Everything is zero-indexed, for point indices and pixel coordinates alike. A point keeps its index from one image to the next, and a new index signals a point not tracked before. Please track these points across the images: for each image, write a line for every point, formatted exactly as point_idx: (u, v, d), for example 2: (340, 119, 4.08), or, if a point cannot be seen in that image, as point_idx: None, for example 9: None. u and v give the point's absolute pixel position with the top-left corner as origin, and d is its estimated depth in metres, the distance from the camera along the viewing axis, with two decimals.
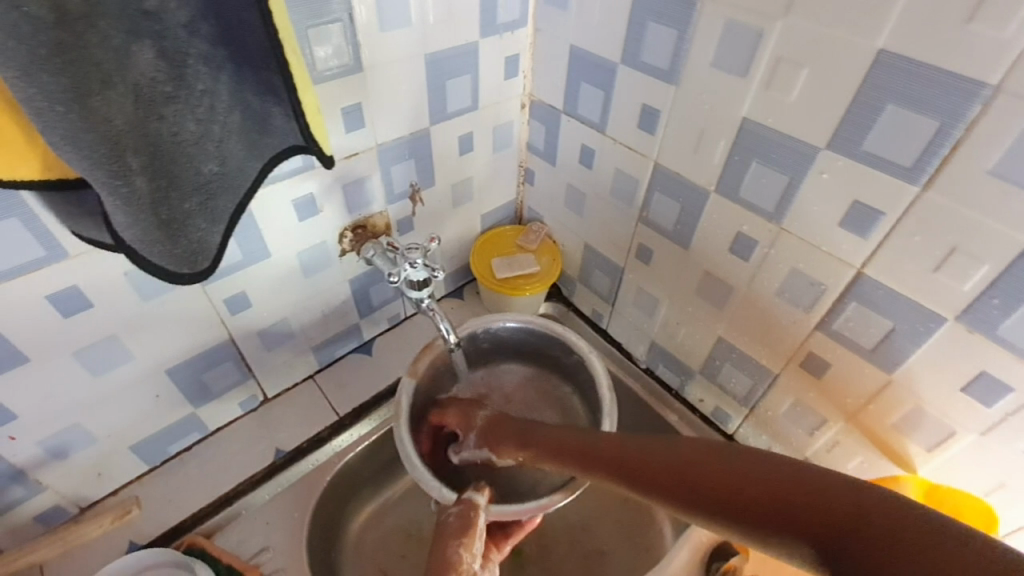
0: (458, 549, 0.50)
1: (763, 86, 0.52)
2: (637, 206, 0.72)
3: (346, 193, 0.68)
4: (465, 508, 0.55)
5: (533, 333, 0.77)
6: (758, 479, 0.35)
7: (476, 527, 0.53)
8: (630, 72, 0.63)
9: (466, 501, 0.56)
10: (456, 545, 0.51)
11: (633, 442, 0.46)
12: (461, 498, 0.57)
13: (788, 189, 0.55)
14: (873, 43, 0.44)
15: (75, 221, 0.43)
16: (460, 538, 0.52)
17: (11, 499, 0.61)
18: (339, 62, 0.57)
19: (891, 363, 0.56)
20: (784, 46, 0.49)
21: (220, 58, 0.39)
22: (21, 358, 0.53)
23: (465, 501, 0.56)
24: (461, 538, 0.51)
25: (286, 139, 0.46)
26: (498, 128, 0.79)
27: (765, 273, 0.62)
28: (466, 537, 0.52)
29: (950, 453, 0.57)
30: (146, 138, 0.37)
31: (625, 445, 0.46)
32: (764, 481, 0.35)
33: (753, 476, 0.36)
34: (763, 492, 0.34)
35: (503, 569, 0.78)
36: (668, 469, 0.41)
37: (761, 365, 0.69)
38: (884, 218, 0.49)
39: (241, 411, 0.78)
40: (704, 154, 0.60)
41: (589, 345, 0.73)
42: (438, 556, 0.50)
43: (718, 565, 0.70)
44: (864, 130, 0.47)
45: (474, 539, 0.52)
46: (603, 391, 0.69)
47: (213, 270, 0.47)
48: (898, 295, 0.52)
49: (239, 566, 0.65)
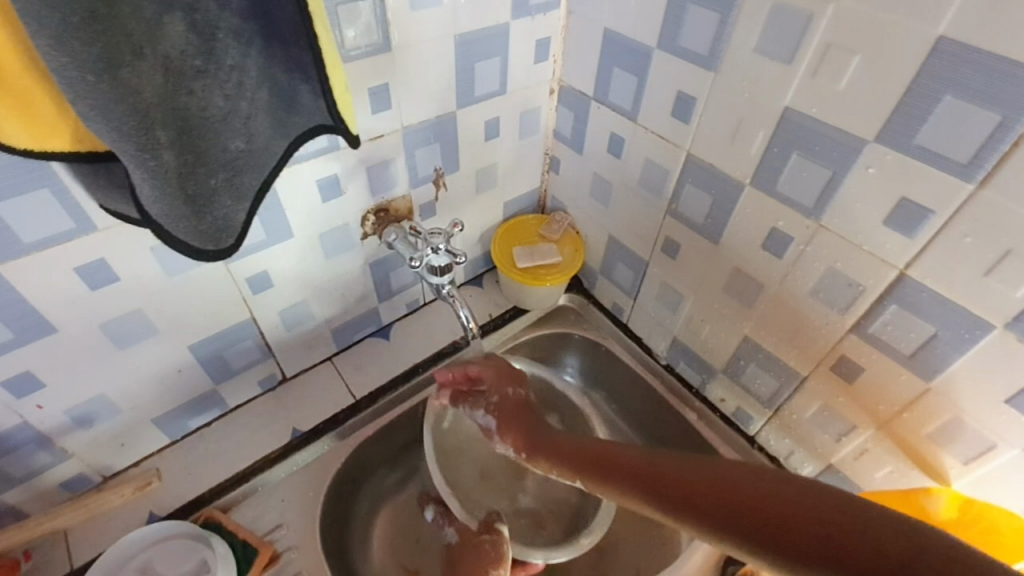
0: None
1: (809, 73, 0.49)
2: (666, 198, 0.70)
3: (370, 175, 0.67)
4: (499, 539, 0.65)
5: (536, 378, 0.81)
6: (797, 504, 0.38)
7: (506, 555, 0.63)
8: (666, 57, 0.60)
9: (495, 531, 0.66)
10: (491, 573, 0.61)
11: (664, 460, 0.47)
12: (494, 528, 0.67)
13: (829, 184, 0.52)
14: (933, 29, 0.41)
15: (104, 194, 0.43)
16: (494, 567, 0.62)
17: (38, 465, 0.62)
18: (368, 41, 0.56)
19: (930, 371, 0.53)
20: (835, 31, 0.46)
21: (249, 33, 0.38)
22: (49, 328, 0.54)
23: (497, 530, 0.67)
24: (494, 568, 0.62)
25: (313, 117, 0.45)
26: (526, 114, 0.77)
27: (799, 271, 0.59)
28: (498, 565, 0.62)
29: (987, 467, 0.54)
30: (175, 112, 0.37)
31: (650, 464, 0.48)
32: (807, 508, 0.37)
33: (795, 501, 0.38)
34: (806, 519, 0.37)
35: None
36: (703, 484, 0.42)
37: (789, 367, 0.67)
38: (934, 217, 0.47)
39: (260, 389, 0.79)
40: (741, 146, 0.58)
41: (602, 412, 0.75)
42: None
43: (735, 568, 0.69)
44: (917, 122, 0.44)
45: (504, 566, 0.62)
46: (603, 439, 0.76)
47: (237, 248, 0.47)
48: (944, 300, 0.49)
49: (254, 542, 0.65)
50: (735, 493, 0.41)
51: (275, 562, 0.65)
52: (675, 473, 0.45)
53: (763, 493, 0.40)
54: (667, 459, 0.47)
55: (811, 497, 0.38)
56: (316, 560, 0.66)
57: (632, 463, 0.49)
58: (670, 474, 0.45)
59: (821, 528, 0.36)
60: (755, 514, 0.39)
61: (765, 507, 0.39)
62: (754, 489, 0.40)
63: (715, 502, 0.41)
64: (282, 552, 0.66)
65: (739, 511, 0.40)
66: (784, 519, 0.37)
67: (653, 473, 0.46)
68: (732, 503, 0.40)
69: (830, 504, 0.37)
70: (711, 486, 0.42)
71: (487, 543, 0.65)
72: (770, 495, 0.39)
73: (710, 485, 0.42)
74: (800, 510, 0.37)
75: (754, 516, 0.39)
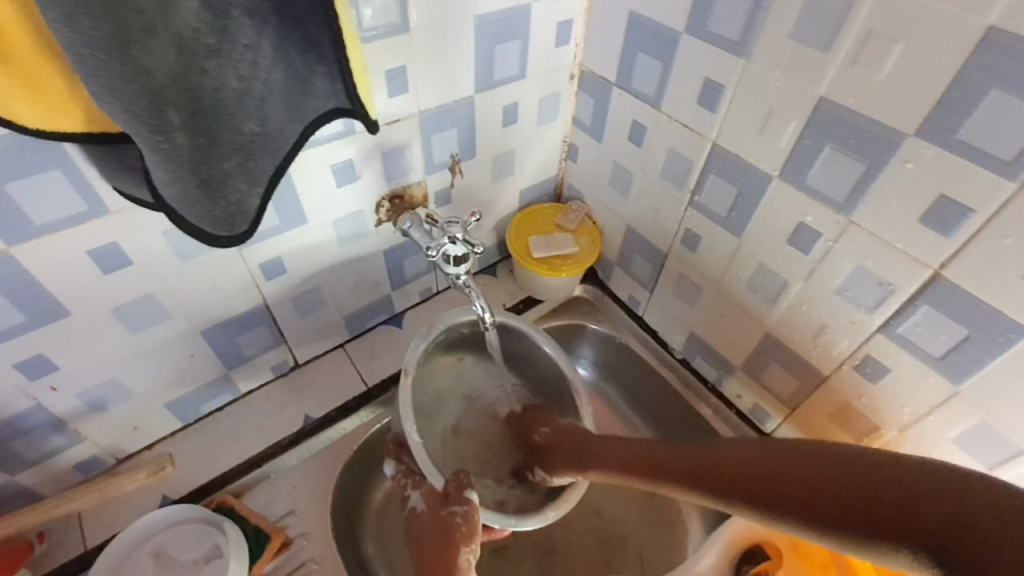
0: (466, 554, 0.56)
1: (847, 62, 0.47)
2: (688, 189, 0.68)
3: (386, 160, 0.65)
4: (470, 512, 0.59)
5: (517, 331, 0.76)
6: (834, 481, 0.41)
7: (476, 529, 0.58)
8: (694, 42, 0.58)
9: (466, 501, 0.60)
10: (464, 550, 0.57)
11: (693, 447, 0.56)
12: (464, 499, 0.61)
13: (864, 178, 0.50)
14: (983, 18, 0.39)
15: (116, 176, 0.42)
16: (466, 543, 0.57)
17: (52, 447, 0.62)
18: (386, 21, 0.54)
19: (959, 374, 0.52)
20: (878, 18, 0.44)
21: (264, 11, 0.36)
22: (62, 312, 0.53)
23: (469, 501, 0.61)
24: (468, 544, 0.57)
25: (329, 100, 0.44)
26: (545, 100, 0.75)
27: (827, 268, 0.57)
28: (469, 539, 0.58)
29: (1015, 471, 0.53)
30: (188, 93, 0.35)
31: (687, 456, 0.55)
32: (852, 484, 0.40)
33: (841, 482, 0.41)
34: (859, 501, 0.39)
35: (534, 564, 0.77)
36: (735, 471, 0.49)
37: (808, 365, 0.66)
38: (974, 216, 0.45)
39: (272, 375, 0.78)
40: (770, 137, 0.56)
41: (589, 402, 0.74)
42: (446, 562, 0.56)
43: (748, 567, 0.68)
44: (962, 115, 0.42)
45: (474, 538, 0.58)
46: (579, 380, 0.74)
47: (252, 234, 0.45)
48: (978, 301, 0.48)
49: (266, 528, 0.65)
50: (759, 470, 0.47)
51: (287, 547, 0.65)
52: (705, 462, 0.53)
53: (789, 472, 0.45)
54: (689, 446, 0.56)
55: (851, 471, 0.41)
56: (327, 547, 0.66)
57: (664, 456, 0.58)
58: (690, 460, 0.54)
59: (857, 493, 0.39)
60: (797, 493, 0.43)
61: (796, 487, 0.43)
62: (753, 462, 0.48)
63: (755, 485, 0.47)
64: (294, 538, 0.66)
65: (774, 487, 0.45)
66: (830, 498, 0.41)
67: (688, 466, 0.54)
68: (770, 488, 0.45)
69: (875, 476, 0.39)
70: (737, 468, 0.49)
71: (457, 517, 0.59)
72: (818, 483, 0.42)
73: (734, 469, 0.49)
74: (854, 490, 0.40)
75: (809, 507, 0.42)
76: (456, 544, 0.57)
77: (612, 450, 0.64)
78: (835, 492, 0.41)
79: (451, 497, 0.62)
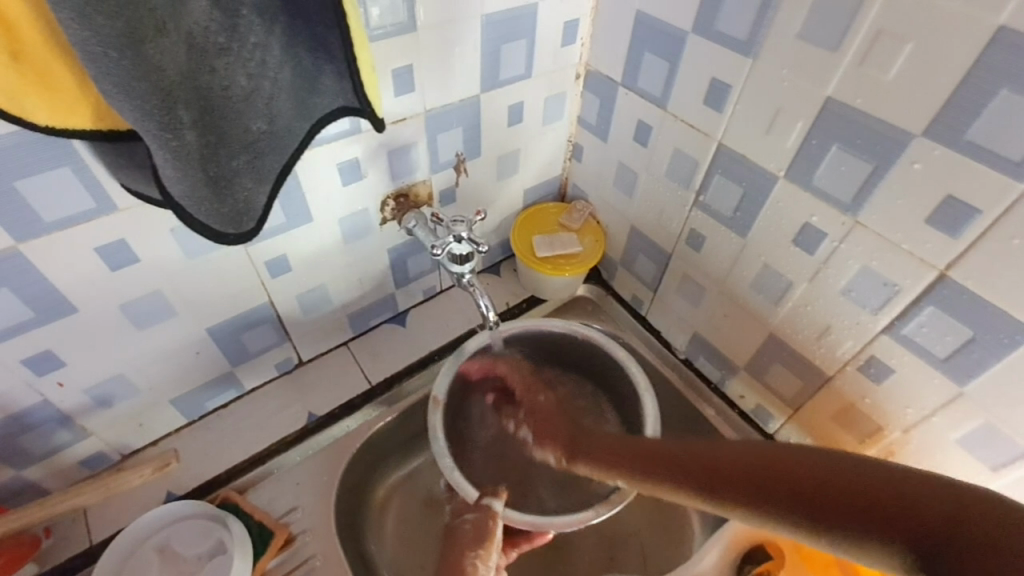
0: (475, 559, 0.54)
1: (856, 62, 0.47)
2: (693, 189, 0.68)
3: (391, 159, 0.66)
4: (481, 518, 0.58)
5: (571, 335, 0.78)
6: (788, 465, 0.39)
7: (488, 534, 0.56)
8: (701, 41, 0.58)
9: (483, 508, 0.59)
10: (472, 556, 0.54)
11: (665, 442, 0.53)
12: (479, 506, 0.59)
13: (870, 178, 0.50)
14: (993, 19, 0.39)
15: (126, 173, 0.42)
16: (476, 549, 0.55)
17: (59, 442, 0.62)
18: (394, 20, 0.54)
19: (963, 376, 0.52)
20: (887, 18, 0.44)
21: (273, 10, 0.37)
22: (70, 307, 0.54)
23: (483, 509, 0.59)
24: (477, 549, 0.55)
25: (337, 99, 0.44)
26: (551, 99, 0.75)
27: (832, 269, 0.57)
28: (482, 547, 0.55)
29: (1018, 473, 0.53)
30: (197, 91, 0.35)
31: (661, 449, 0.52)
32: (806, 469, 0.38)
33: (796, 466, 0.38)
34: (807, 481, 0.37)
35: (535, 563, 0.77)
36: (699, 459, 0.46)
37: (813, 366, 0.65)
38: (981, 217, 0.45)
39: (276, 372, 0.79)
40: (776, 137, 0.56)
41: (647, 385, 0.72)
42: (452, 563, 0.54)
43: (750, 568, 0.68)
44: (971, 116, 0.42)
45: (490, 549, 0.55)
46: (635, 371, 0.73)
47: (258, 232, 0.45)
48: (984, 302, 0.48)
49: (270, 525, 0.66)
50: (721, 458, 0.44)
51: (290, 544, 0.65)
52: (676, 454, 0.50)
53: (747, 456, 0.42)
54: (658, 440, 0.54)
55: (805, 455, 0.39)
56: (330, 545, 0.66)
57: (633, 449, 0.55)
58: (660, 453, 0.51)
59: (806, 472, 0.38)
60: (750, 476, 0.41)
61: (752, 464, 0.41)
62: (718, 451, 0.45)
63: (712, 469, 0.44)
64: (297, 534, 0.66)
65: (729, 473, 0.43)
66: (781, 479, 0.39)
67: (659, 458, 0.51)
68: (727, 474, 0.43)
69: (830, 460, 0.37)
70: (702, 458, 0.46)
71: (467, 524, 0.58)
72: (773, 462, 0.40)
73: (697, 458, 0.47)
74: (808, 471, 0.38)
75: (760, 486, 0.40)
76: (467, 548, 0.55)
77: (591, 442, 0.61)
78: (775, 471, 0.39)
79: (468, 510, 0.60)
